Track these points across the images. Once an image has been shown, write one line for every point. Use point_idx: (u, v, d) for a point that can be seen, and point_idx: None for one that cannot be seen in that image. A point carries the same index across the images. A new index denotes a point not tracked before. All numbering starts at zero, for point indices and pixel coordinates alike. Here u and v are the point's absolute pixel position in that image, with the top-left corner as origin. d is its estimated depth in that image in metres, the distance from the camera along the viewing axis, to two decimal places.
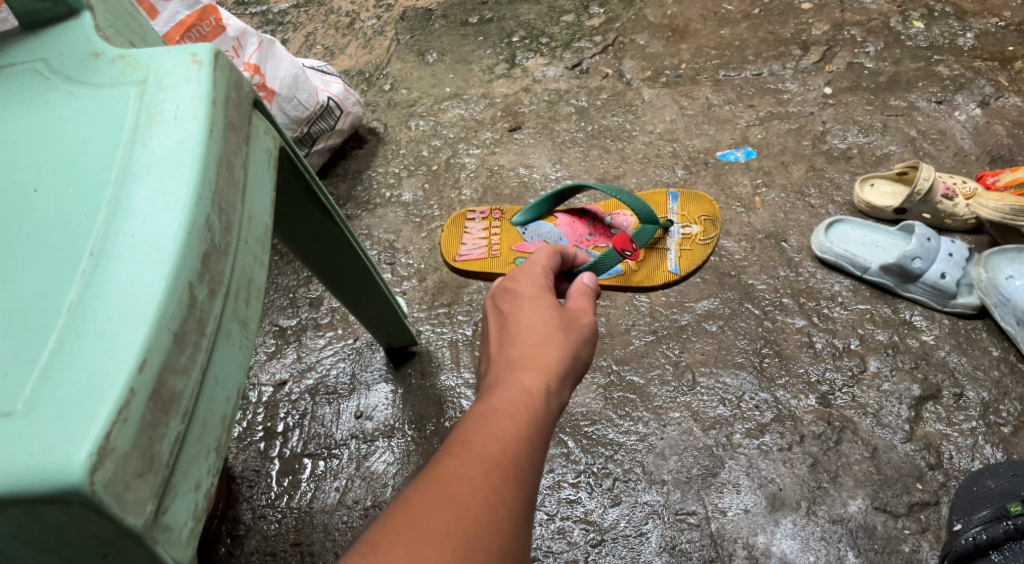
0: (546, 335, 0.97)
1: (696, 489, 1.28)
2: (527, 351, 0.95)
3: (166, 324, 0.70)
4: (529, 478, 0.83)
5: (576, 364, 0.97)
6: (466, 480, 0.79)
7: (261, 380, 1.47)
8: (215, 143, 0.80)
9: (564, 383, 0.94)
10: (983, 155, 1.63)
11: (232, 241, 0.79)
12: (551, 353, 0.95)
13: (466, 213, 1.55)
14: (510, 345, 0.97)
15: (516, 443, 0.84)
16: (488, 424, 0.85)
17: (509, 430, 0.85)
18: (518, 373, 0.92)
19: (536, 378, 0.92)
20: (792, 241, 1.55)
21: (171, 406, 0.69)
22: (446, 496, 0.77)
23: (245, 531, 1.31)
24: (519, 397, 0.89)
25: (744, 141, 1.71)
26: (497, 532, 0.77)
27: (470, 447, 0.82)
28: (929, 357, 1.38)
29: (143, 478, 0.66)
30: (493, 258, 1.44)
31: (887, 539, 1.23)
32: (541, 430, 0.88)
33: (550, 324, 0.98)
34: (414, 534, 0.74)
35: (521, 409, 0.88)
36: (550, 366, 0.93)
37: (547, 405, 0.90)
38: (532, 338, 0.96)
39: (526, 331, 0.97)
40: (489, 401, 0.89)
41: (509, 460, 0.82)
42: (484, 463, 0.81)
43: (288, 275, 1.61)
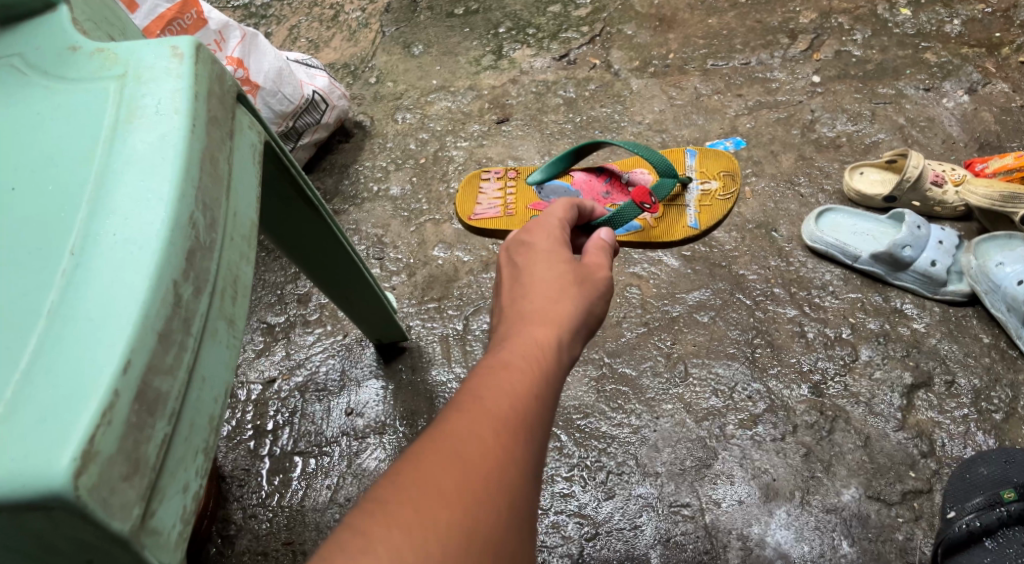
0: (559, 288, 0.95)
1: (690, 481, 1.28)
2: (539, 303, 0.94)
3: (151, 324, 0.69)
4: (539, 438, 0.82)
5: (590, 319, 0.95)
6: (477, 437, 0.78)
7: (250, 378, 1.45)
8: (199, 137, 0.78)
9: (575, 340, 0.93)
10: (971, 142, 1.63)
11: (218, 237, 0.78)
12: (563, 309, 0.93)
13: (481, 173, 1.53)
14: (522, 298, 0.96)
15: (527, 399, 0.83)
16: (499, 378, 0.84)
17: (521, 384, 0.84)
18: (528, 327, 0.91)
19: (547, 332, 0.91)
20: (782, 230, 1.54)
21: (156, 407, 0.68)
22: (456, 453, 0.76)
23: (236, 530, 1.30)
24: (529, 351, 0.88)
25: (733, 130, 1.70)
26: (507, 491, 0.76)
27: (479, 402, 0.81)
28: (920, 345, 1.38)
29: (129, 481, 0.65)
30: (509, 217, 1.43)
31: (881, 528, 1.22)
32: (552, 383, 0.87)
33: (563, 278, 0.96)
34: (424, 492, 0.73)
35: (533, 362, 0.87)
36: (560, 320, 0.92)
37: (557, 362, 0.89)
38: (544, 293, 0.95)
39: (539, 287, 0.96)
40: (498, 356, 0.88)
41: (519, 417, 0.81)
42: (493, 419, 0.80)
43: (275, 271, 1.59)
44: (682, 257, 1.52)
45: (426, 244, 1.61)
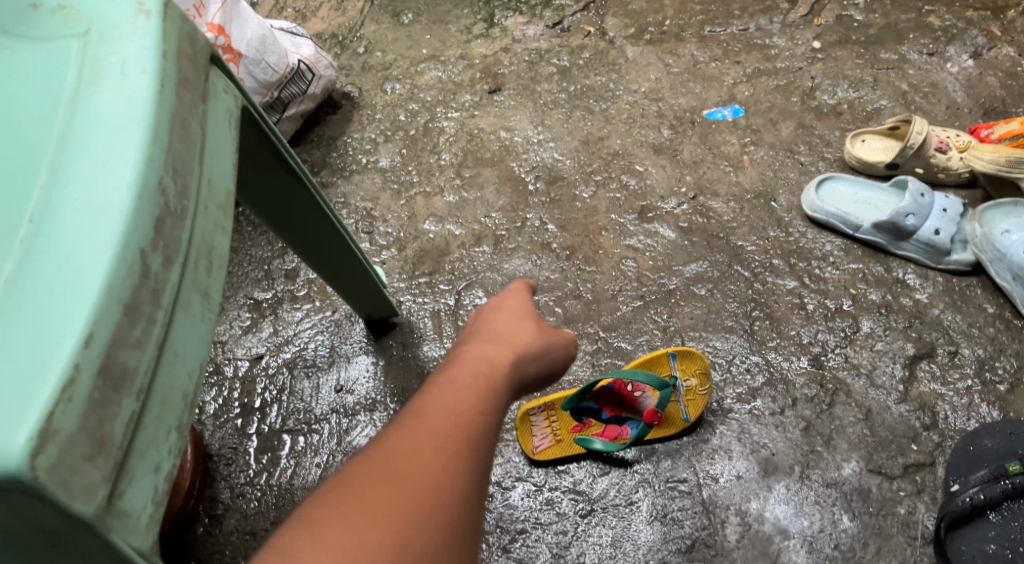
0: (517, 323, 0.96)
1: (687, 456, 1.25)
2: (496, 333, 0.93)
3: (116, 295, 0.65)
4: (484, 454, 0.79)
5: (550, 353, 0.95)
6: (415, 453, 0.75)
7: (237, 355, 1.42)
8: (167, 99, 0.74)
9: (529, 369, 0.91)
10: (976, 108, 1.59)
11: (190, 205, 0.74)
12: (518, 340, 0.92)
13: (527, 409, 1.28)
14: (480, 329, 0.95)
15: (472, 415, 0.80)
16: (445, 396, 0.82)
17: (466, 399, 0.82)
18: (481, 349, 0.90)
19: (500, 354, 0.89)
20: (782, 201, 1.51)
21: (123, 383, 0.64)
22: (393, 468, 0.74)
23: (223, 510, 1.26)
24: (479, 370, 0.87)
25: (731, 99, 1.66)
26: (441, 501, 0.73)
27: (421, 418, 0.79)
28: (923, 316, 1.34)
29: (93, 461, 0.62)
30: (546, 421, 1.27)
31: (882, 502, 1.19)
32: (501, 403, 0.85)
33: (521, 315, 0.97)
34: (355, 511, 0.71)
35: (481, 379, 0.85)
36: (515, 347, 0.91)
37: (506, 384, 0.87)
38: (500, 328, 0.94)
39: (495, 323, 0.95)
40: (447, 374, 0.86)
41: (463, 432, 0.79)
42: (435, 433, 0.77)
43: (262, 246, 1.56)
44: (679, 229, 1.49)
45: (416, 218, 1.57)
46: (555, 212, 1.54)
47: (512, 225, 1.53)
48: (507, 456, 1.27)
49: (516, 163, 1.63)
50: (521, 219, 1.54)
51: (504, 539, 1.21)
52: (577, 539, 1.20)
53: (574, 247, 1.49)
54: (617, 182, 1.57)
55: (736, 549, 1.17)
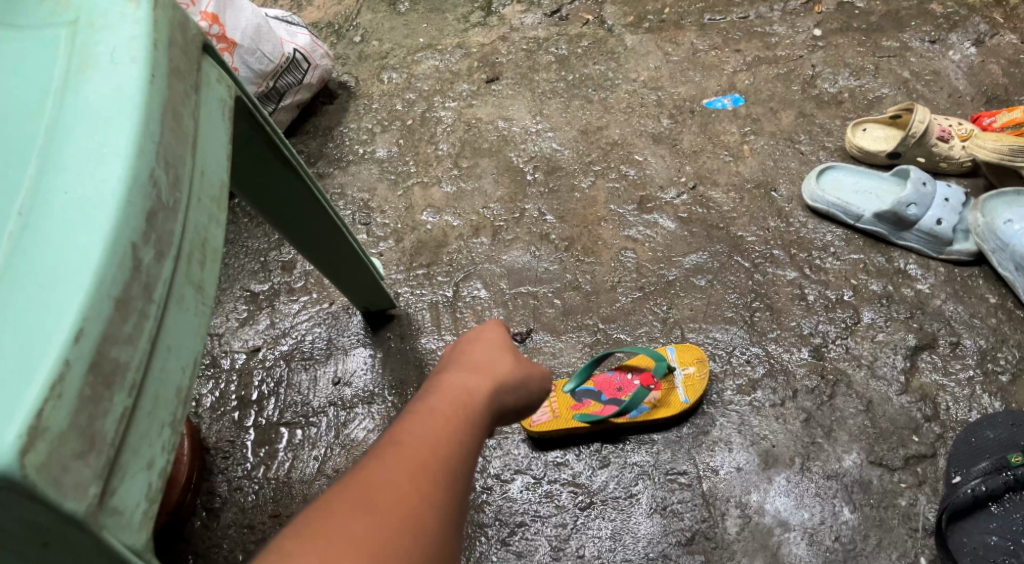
0: (499, 350, 0.94)
1: (687, 448, 1.24)
2: (477, 360, 0.91)
3: (107, 290, 0.64)
4: (462, 485, 0.79)
5: (529, 384, 0.93)
6: (394, 482, 0.75)
7: (233, 348, 1.41)
8: (158, 89, 0.73)
9: (510, 396, 0.90)
10: (978, 96, 1.57)
11: (182, 197, 0.73)
12: (501, 366, 0.91)
13: None
14: (458, 354, 0.93)
15: (452, 445, 0.80)
16: (424, 423, 0.81)
17: (444, 430, 0.81)
18: (460, 374, 0.89)
19: (480, 383, 0.88)
20: (782, 190, 1.49)
21: (114, 378, 0.63)
22: (367, 505, 0.73)
23: (220, 504, 1.25)
24: (457, 400, 0.85)
25: (731, 87, 1.65)
26: (419, 533, 0.73)
27: (400, 446, 0.78)
28: (925, 307, 1.33)
29: (84, 459, 0.61)
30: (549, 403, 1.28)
31: (883, 494, 1.18)
32: (476, 437, 0.83)
33: (502, 341, 0.95)
34: (331, 540, 0.70)
35: (459, 412, 0.84)
36: (496, 377, 0.89)
37: (486, 412, 0.86)
38: (482, 351, 0.93)
39: (478, 345, 0.94)
40: (427, 399, 0.85)
41: (442, 461, 0.78)
42: (413, 462, 0.77)
43: (259, 238, 1.55)
44: (678, 219, 1.48)
45: (413, 209, 1.56)
46: (553, 202, 1.53)
47: (511, 216, 1.52)
48: (506, 448, 1.27)
49: (514, 153, 1.61)
50: (520, 210, 1.53)
51: (503, 532, 1.20)
52: (577, 532, 1.19)
53: (573, 238, 1.48)
54: (616, 172, 1.55)
55: (737, 542, 1.16)
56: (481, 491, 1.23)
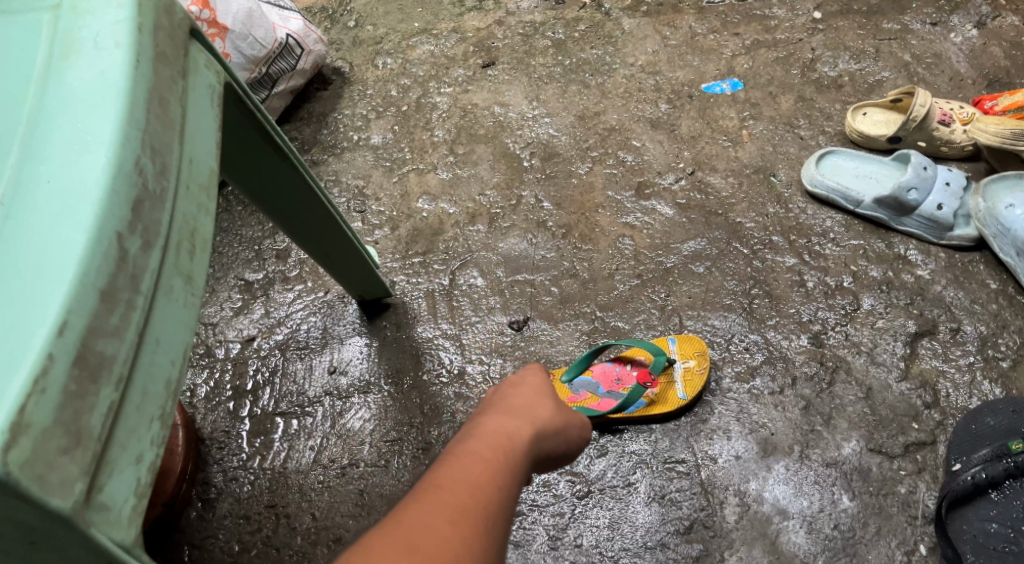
0: (540, 394, 0.88)
1: (685, 436, 1.23)
2: (517, 402, 0.86)
3: (92, 281, 0.62)
4: (504, 536, 0.73)
5: (569, 431, 0.87)
6: (433, 530, 0.69)
7: (228, 337, 1.40)
8: (142, 75, 0.71)
9: (551, 443, 0.85)
10: (980, 79, 1.55)
11: (169, 186, 0.71)
12: (545, 409, 0.86)
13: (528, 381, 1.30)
14: (497, 395, 0.88)
15: (493, 491, 0.74)
16: (465, 466, 0.75)
17: (485, 475, 0.75)
18: (499, 416, 0.83)
19: (521, 426, 0.82)
20: (782, 175, 1.48)
21: (100, 372, 0.62)
22: (403, 556, 0.67)
23: (216, 494, 1.25)
24: (497, 443, 0.79)
25: (730, 71, 1.63)
26: None
27: (439, 491, 0.72)
28: (925, 293, 1.32)
29: (70, 455, 0.59)
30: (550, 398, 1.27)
31: (882, 481, 1.17)
32: (517, 484, 0.77)
33: (543, 385, 0.89)
34: None
35: (499, 457, 0.78)
36: (536, 421, 0.84)
37: (526, 457, 0.80)
38: (525, 392, 0.88)
39: (521, 386, 0.89)
40: (465, 441, 0.79)
41: (483, 509, 0.72)
42: (454, 508, 0.71)
43: (253, 226, 1.53)
44: (676, 205, 1.46)
45: (409, 196, 1.54)
46: (550, 188, 1.52)
47: (507, 203, 1.51)
48: None
49: (511, 140, 1.59)
50: (516, 197, 1.51)
51: None
52: (574, 521, 1.18)
53: (570, 225, 1.46)
54: (614, 157, 1.54)
55: (735, 531, 1.15)
56: None
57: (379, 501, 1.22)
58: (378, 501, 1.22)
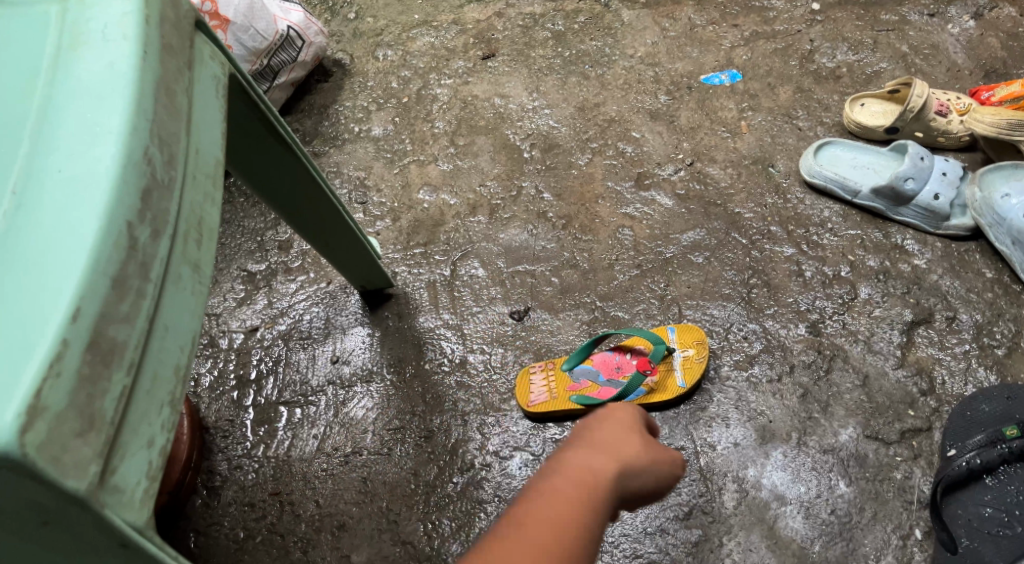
0: (630, 431, 0.87)
1: (685, 424, 1.24)
2: (606, 436, 0.85)
3: (103, 268, 0.64)
4: None
5: (657, 470, 0.86)
6: None
7: (231, 327, 1.41)
8: (150, 66, 0.73)
9: (638, 486, 0.84)
10: (977, 69, 1.56)
11: (177, 175, 0.73)
12: (632, 448, 0.85)
13: (530, 369, 1.31)
14: (588, 426, 0.88)
15: (574, 533, 0.76)
16: (549, 505, 0.77)
17: (567, 517, 0.77)
18: (587, 451, 0.83)
19: (606, 464, 0.82)
20: (780, 166, 1.49)
21: (112, 357, 0.63)
22: None
23: (221, 482, 1.26)
24: (582, 480, 0.80)
25: (728, 63, 1.64)
26: None
27: (521, 532, 0.75)
28: (921, 282, 1.34)
29: (84, 437, 0.61)
30: (553, 386, 1.28)
31: (879, 467, 1.19)
32: (600, 524, 0.78)
33: (633, 422, 0.88)
34: None
35: (583, 496, 0.79)
36: (622, 458, 0.83)
37: (612, 497, 0.81)
38: (614, 427, 0.87)
39: (610, 420, 0.88)
40: (551, 477, 0.81)
41: (562, 552, 0.75)
42: (533, 551, 0.74)
43: (255, 218, 1.54)
44: (675, 196, 1.47)
45: (410, 187, 1.55)
46: (550, 179, 1.53)
47: (508, 194, 1.52)
48: (505, 426, 1.27)
49: (511, 131, 1.61)
50: (516, 188, 1.53)
51: (502, 508, 1.21)
52: None
53: (570, 216, 1.48)
54: (614, 149, 1.55)
55: (733, 516, 1.17)
56: (480, 467, 1.24)
57: (382, 489, 1.24)
58: (381, 489, 1.24)
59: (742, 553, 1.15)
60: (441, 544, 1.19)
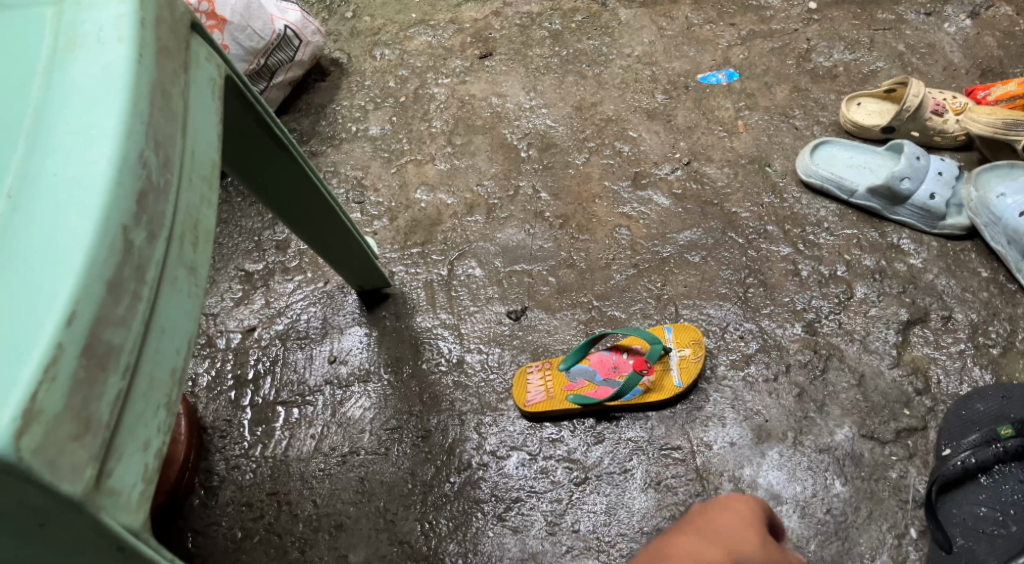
0: (744, 525, 0.84)
1: (681, 423, 1.25)
2: (716, 529, 0.83)
3: (99, 272, 0.64)
4: None
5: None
6: None
7: (229, 327, 1.41)
8: (145, 69, 0.73)
9: None
10: (973, 68, 1.57)
11: (173, 178, 0.73)
12: (744, 541, 0.81)
13: (527, 369, 1.31)
14: (700, 520, 0.86)
15: None
16: None
17: None
18: (694, 543, 0.81)
19: (716, 554, 0.79)
20: (776, 165, 1.49)
21: (108, 361, 0.64)
22: None
23: (218, 482, 1.26)
24: None
25: (725, 62, 1.64)
26: None
27: None
28: (917, 281, 1.34)
29: (80, 441, 0.61)
30: (550, 385, 1.28)
31: (874, 466, 1.19)
32: None
33: (748, 515, 0.85)
34: None
35: None
36: (733, 549, 0.80)
37: None
38: (726, 521, 0.84)
39: (721, 513, 0.85)
40: None
41: None
42: None
43: (253, 217, 1.55)
44: (672, 195, 1.48)
45: (407, 187, 1.55)
46: (547, 179, 1.53)
47: (505, 194, 1.52)
48: (502, 425, 1.28)
49: (508, 130, 1.61)
50: (514, 187, 1.53)
51: (499, 508, 1.21)
52: (572, 507, 1.20)
53: (567, 215, 1.48)
54: (611, 148, 1.55)
55: None
56: (477, 467, 1.25)
57: (379, 488, 1.24)
58: (379, 488, 1.24)
59: None
60: (438, 544, 1.19)
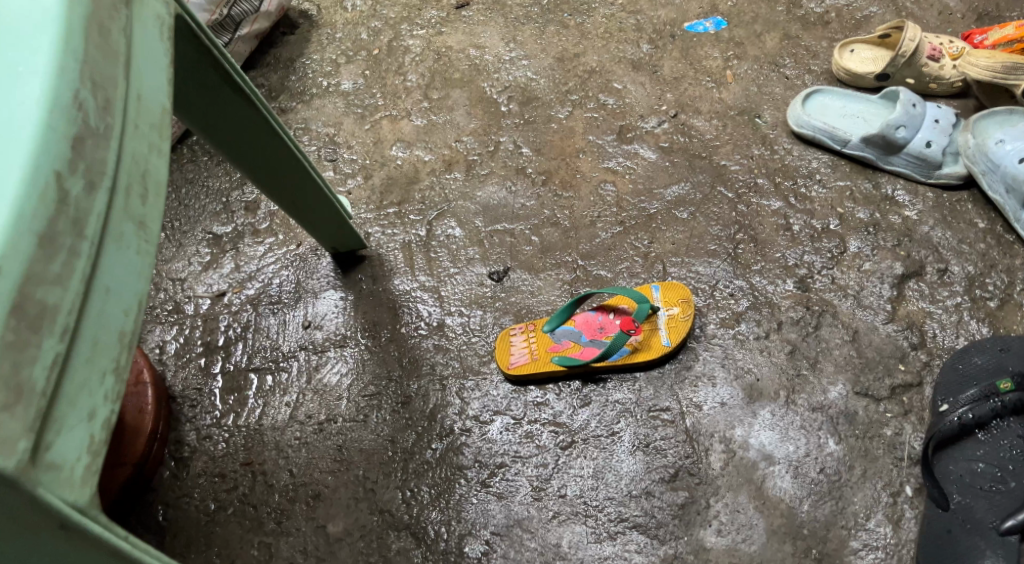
0: None
1: (670, 384, 1.20)
2: None
3: (28, 226, 0.58)
4: None
5: None
6: None
7: (197, 293, 1.35)
8: (79, 3, 0.66)
9: None
10: (969, 13, 1.51)
11: (116, 122, 0.66)
12: None
13: (512, 332, 1.26)
14: None
15: None
16: None
17: None
18: None
19: None
20: (766, 117, 1.44)
21: (41, 322, 0.58)
22: None
23: (189, 453, 1.21)
24: None
25: (713, 10, 1.58)
26: None
27: None
28: (912, 234, 1.29)
29: (10, 410, 0.55)
30: (536, 349, 1.23)
31: (868, 424, 1.15)
32: None
33: None
34: None
35: None
36: None
37: None
38: None
39: None
40: None
41: None
42: None
43: (219, 177, 1.48)
44: (659, 148, 1.42)
45: (382, 143, 1.49)
46: (529, 133, 1.47)
47: (484, 149, 1.46)
48: (485, 390, 1.23)
49: (487, 83, 1.54)
50: (494, 142, 1.46)
51: (483, 474, 1.17)
52: (558, 472, 1.16)
53: (550, 171, 1.42)
54: (595, 101, 1.49)
55: (720, 477, 1.13)
56: (460, 433, 1.20)
57: (358, 456, 1.19)
58: (357, 457, 1.19)
59: (730, 514, 1.11)
60: (420, 512, 1.15)
